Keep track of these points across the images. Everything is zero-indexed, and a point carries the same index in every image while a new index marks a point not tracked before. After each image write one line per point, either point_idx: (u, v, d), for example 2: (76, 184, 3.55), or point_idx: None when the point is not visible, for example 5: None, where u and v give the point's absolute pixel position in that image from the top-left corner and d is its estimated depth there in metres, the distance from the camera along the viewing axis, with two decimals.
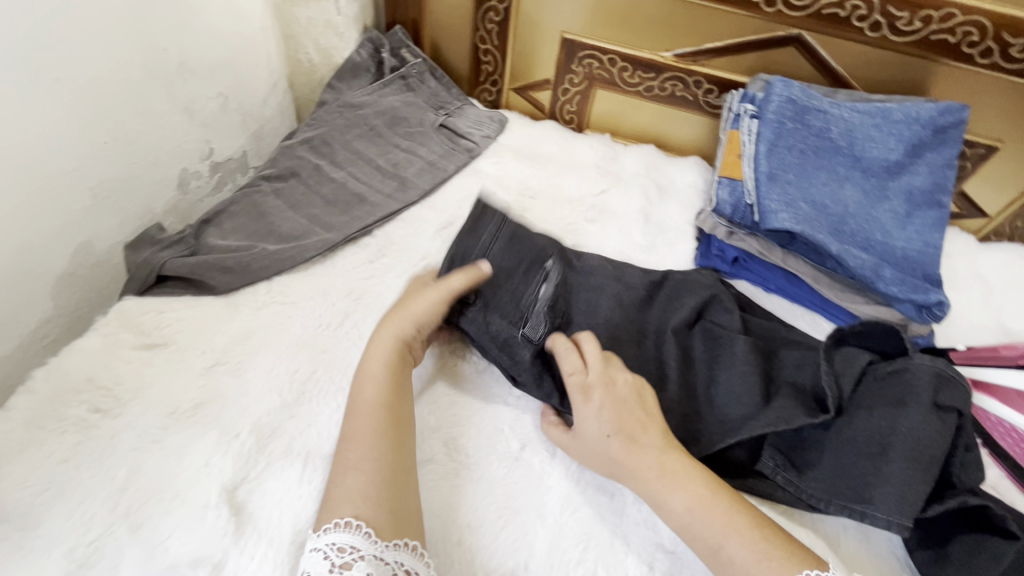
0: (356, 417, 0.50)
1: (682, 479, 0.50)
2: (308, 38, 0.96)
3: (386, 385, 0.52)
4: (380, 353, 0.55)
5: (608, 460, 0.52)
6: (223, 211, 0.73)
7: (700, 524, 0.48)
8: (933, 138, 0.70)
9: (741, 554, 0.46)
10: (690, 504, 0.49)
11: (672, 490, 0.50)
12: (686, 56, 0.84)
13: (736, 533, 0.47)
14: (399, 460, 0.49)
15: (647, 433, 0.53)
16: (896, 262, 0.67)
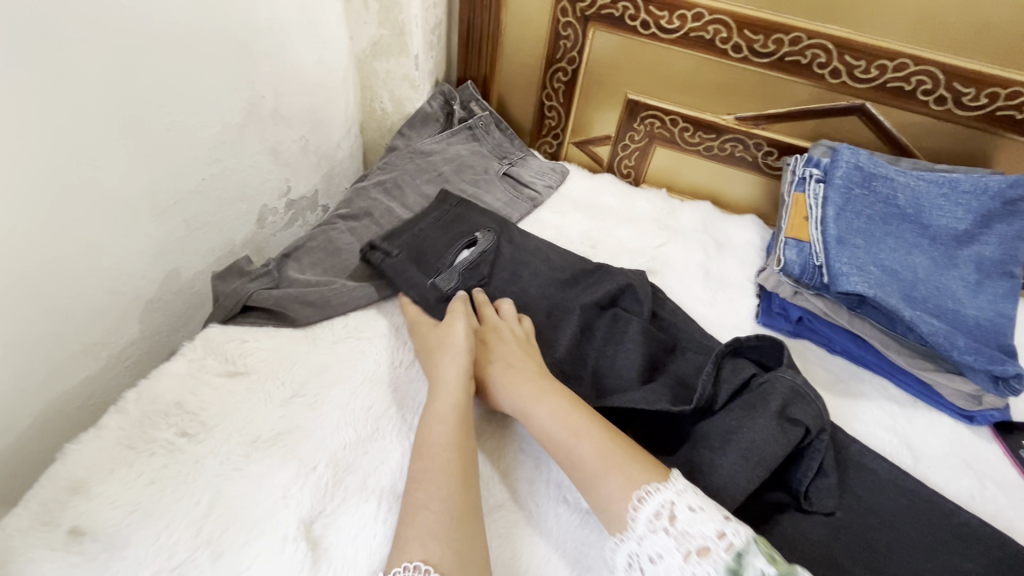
0: (426, 454, 0.51)
1: (544, 396, 0.57)
2: (384, 89, 1.02)
3: (455, 427, 0.54)
4: (449, 395, 0.57)
5: (492, 384, 0.61)
6: (302, 246, 0.77)
7: (560, 433, 0.54)
8: (1003, 211, 0.70)
9: (586, 450, 0.51)
10: (552, 416, 0.55)
11: (536, 406, 0.56)
12: (748, 120, 0.87)
13: (585, 436, 0.53)
14: (468, 504, 0.49)
15: (523, 360, 0.62)
16: (969, 330, 0.67)
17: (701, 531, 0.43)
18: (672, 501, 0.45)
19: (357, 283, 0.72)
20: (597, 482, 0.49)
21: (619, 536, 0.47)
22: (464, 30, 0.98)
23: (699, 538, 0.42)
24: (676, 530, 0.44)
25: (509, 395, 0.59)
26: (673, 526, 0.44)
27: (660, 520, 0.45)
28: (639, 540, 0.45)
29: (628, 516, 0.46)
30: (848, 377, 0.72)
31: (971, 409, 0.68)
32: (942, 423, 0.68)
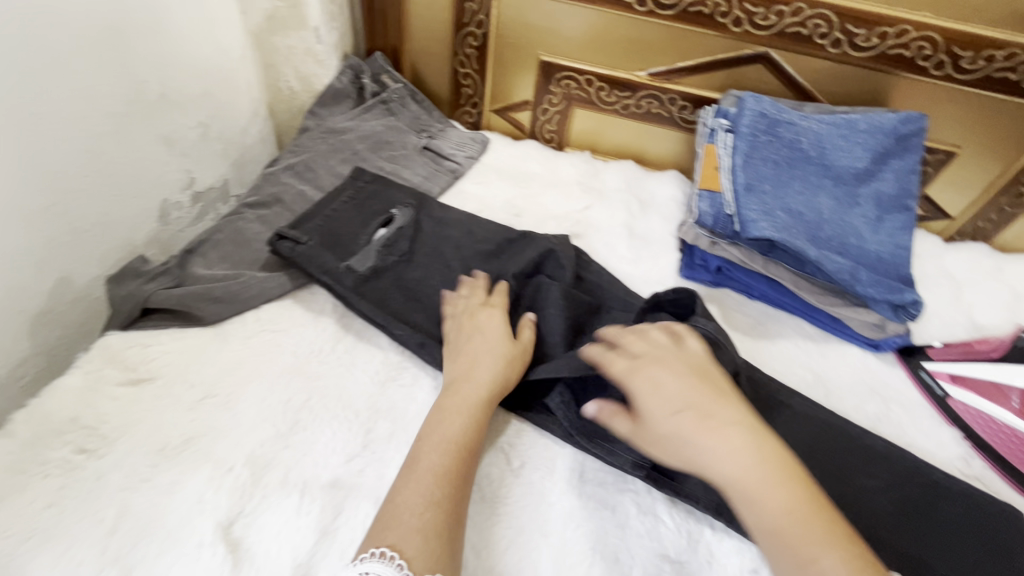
0: (425, 449, 0.51)
1: (772, 485, 0.42)
2: (288, 66, 0.96)
3: (472, 423, 0.54)
4: (458, 394, 0.56)
5: (684, 444, 0.45)
6: (207, 240, 0.73)
7: (773, 545, 0.41)
8: (897, 146, 0.74)
9: (834, 573, 0.38)
10: (780, 511, 0.41)
11: (762, 495, 0.42)
12: (661, 75, 0.87)
13: (836, 547, 0.40)
14: (462, 489, 0.50)
15: (724, 408, 0.46)
16: (870, 264, 0.70)
17: None
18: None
19: (268, 273, 0.68)
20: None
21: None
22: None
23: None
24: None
25: (729, 466, 0.43)
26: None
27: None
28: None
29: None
30: (765, 320, 0.74)
31: (877, 337, 0.71)
32: (852, 354, 0.72)
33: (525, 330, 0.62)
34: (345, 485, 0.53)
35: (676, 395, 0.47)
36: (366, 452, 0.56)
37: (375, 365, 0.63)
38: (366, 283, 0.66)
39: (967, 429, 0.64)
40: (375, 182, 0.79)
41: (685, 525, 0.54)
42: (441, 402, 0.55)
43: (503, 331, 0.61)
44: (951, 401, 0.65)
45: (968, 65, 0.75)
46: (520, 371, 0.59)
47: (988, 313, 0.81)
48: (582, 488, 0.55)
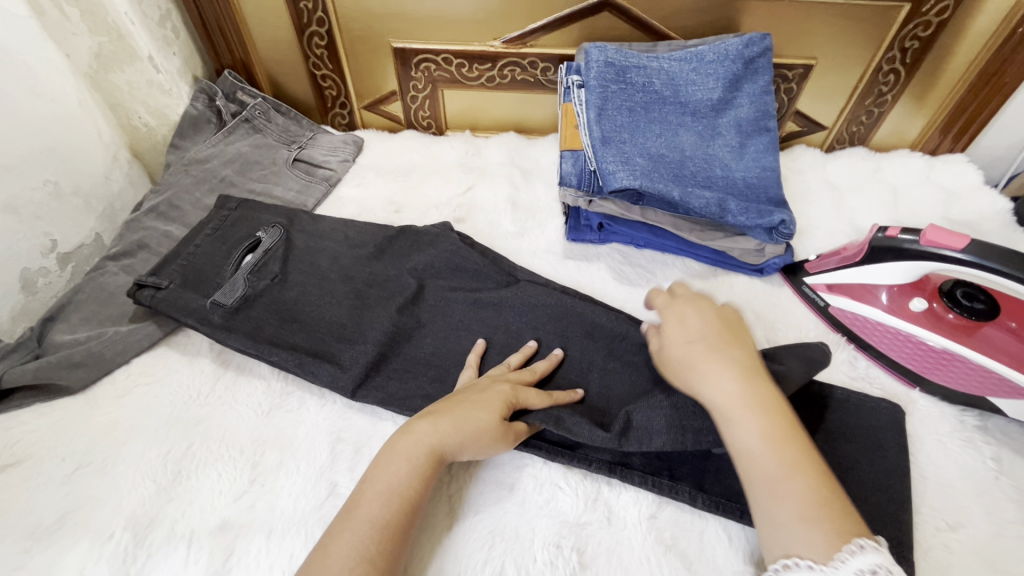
0: (368, 497, 0.47)
1: (768, 410, 0.46)
2: (136, 102, 0.92)
3: (421, 471, 0.48)
4: (413, 435, 0.50)
5: (687, 367, 0.50)
6: (68, 303, 0.69)
7: (771, 459, 0.44)
8: (746, 71, 0.73)
9: (792, 492, 0.42)
10: (761, 435, 0.45)
11: (743, 416, 0.46)
12: (514, 41, 0.84)
13: (798, 472, 0.43)
14: (405, 539, 0.46)
15: (733, 348, 0.50)
16: (739, 191, 0.70)
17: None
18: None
19: (134, 325, 0.66)
20: (787, 530, 0.41)
21: (797, 563, 0.39)
22: (195, 15, 0.87)
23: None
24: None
25: (716, 391, 0.47)
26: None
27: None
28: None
29: (833, 558, 0.38)
30: (652, 267, 0.75)
31: (759, 261, 0.73)
32: (738, 283, 0.73)
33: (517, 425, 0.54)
34: (236, 525, 0.52)
35: (683, 334, 0.53)
36: (254, 486, 0.54)
37: (258, 397, 0.61)
38: (236, 315, 0.64)
39: (850, 334, 0.66)
40: (240, 208, 0.75)
41: (582, 486, 0.55)
42: (393, 442, 0.50)
43: (498, 408, 0.53)
44: (832, 310, 0.68)
45: None
46: (479, 447, 0.51)
47: (869, 215, 0.83)
48: (478, 473, 0.56)
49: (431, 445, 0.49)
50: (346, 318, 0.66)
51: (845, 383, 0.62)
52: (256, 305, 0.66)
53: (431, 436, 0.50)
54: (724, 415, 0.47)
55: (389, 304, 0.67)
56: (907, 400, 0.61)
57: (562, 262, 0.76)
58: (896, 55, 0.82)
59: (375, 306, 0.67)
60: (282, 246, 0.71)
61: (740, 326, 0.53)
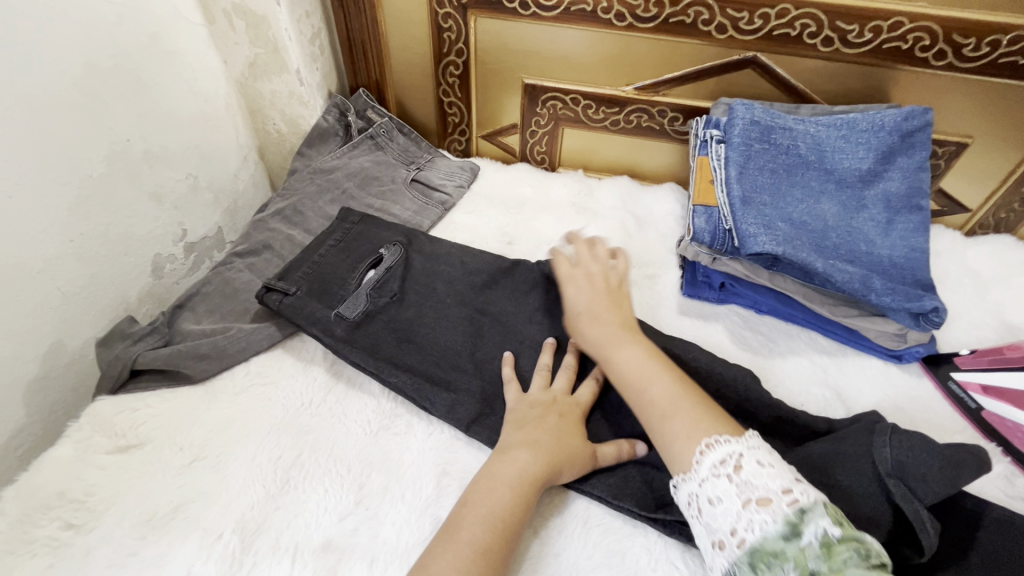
0: (469, 520, 0.47)
1: (637, 339, 0.58)
2: (274, 109, 0.95)
3: (518, 500, 0.49)
4: (511, 462, 0.51)
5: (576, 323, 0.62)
6: (196, 294, 0.72)
7: (641, 376, 0.54)
8: (902, 144, 0.69)
9: (660, 393, 0.52)
10: (634, 357, 0.56)
11: (618, 347, 0.57)
12: (648, 88, 0.84)
13: (664, 377, 0.53)
14: (504, 566, 0.46)
15: (610, 307, 0.62)
16: (884, 270, 0.66)
17: (768, 485, 0.42)
18: (740, 453, 0.45)
19: (256, 324, 0.68)
20: (659, 427, 0.50)
21: (679, 479, 0.47)
22: (343, 35, 0.91)
23: (763, 490, 0.42)
24: (740, 479, 0.43)
25: (592, 335, 0.60)
26: (738, 475, 0.44)
27: (725, 468, 0.44)
28: (700, 481, 0.45)
29: (692, 461, 0.46)
30: (775, 336, 0.71)
31: (899, 348, 0.67)
32: (872, 367, 0.67)
33: (607, 447, 0.56)
34: (339, 547, 0.51)
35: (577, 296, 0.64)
36: (359, 508, 0.53)
37: (367, 414, 0.61)
38: (357, 329, 0.65)
39: (1004, 443, 0.59)
40: (363, 222, 0.77)
41: (702, 571, 0.50)
42: (490, 467, 0.51)
43: (578, 431, 0.56)
44: (985, 414, 0.61)
45: (971, 52, 0.70)
46: (576, 468, 0.53)
47: (1021, 311, 0.75)
48: (585, 534, 0.52)
49: (535, 471, 0.50)
50: (460, 346, 0.65)
51: (1003, 500, 0.55)
52: (375, 322, 0.66)
53: (529, 465, 0.51)
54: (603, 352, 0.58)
55: (505, 343, 0.66)
56: None
57: (676, 318, 0.73)
58: None
59: (490, 340, 0.66)
60: (403, 265, 0.72)
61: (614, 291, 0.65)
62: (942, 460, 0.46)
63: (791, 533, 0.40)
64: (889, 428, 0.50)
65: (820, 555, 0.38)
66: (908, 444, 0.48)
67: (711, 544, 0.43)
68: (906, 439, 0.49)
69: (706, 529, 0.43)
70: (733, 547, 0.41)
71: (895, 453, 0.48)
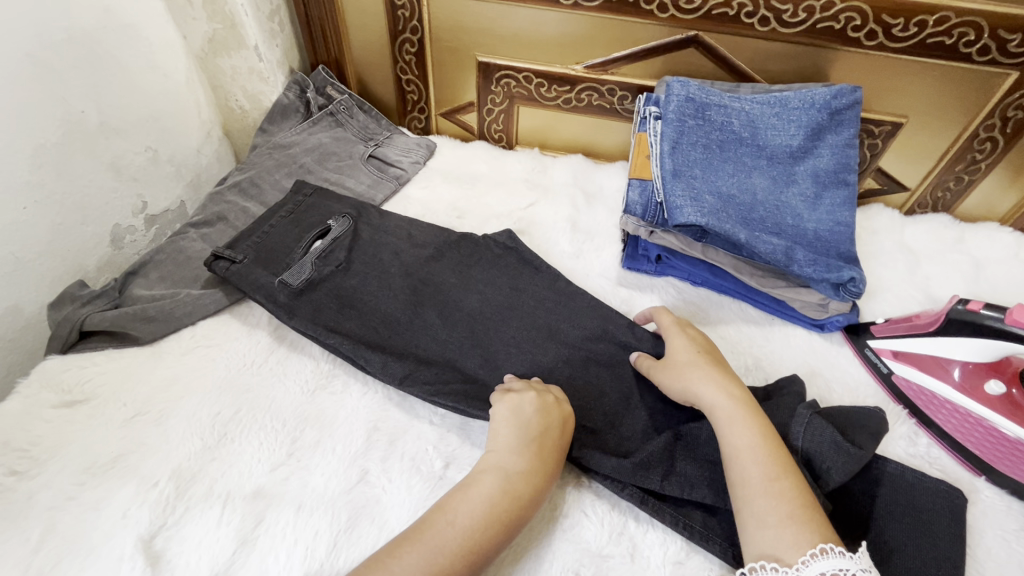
0: (440, 544, 0.45)
1: (763, 417, 0.53)
2: (235, 85, 0.97)
3: (494, 522, 0.47)
4: (498, 480, 0.50)
5: (690, 372, 0.57)
6: (149, 261, 0.74)
7: (764, 460, 0.49)
8: (831, 121, 0.72)
9: (784, 491, 0.47)
10: (756, 437, 0.51)
11: (739, 420, 0.52)
12: (596, 67, 0.86)
13: (788, 474, 0.49)
14: None
15: (728, 371, 0.58)
16: (808, 243, 0.68)
17: None
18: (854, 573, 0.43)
19: (204, 290, 0.70)
20: (777, 526, 0.46)
21: (763, 565, 0.44)
22: (301, 10, 0.93)
23: None
24: None
25: (716, 393, 0.55)
26: None
27: None
28: None
29: (797, 560, 0.44)
30: (707, 306, 0.73)
31: (821, 317, 0.70)
32: (796, 336, 0.70)
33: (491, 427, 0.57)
34: (268, 494, 0.54)
35: (688, 346, 0.60)
36: (290, 459, 0.56)
37: (305, 375, 0.64)
38: (300, 296, 0.67)
39: (911, 407, 0.63)
40: (314, 195, 0.79)
41: (609, 517, 0.54)
42: (474, 484, 0.50)
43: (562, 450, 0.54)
44: (895, 378, 0.64)
45: (901, 33, 0.72)
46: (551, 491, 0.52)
47: (946, 285, 0.78)
48: None
49: (520, 492, 0.49)
50: (399, 312, 0.68)
51: (903, 458, 0.59)
52: (319, 288, 0.69)
53: (517, 484, 0.50)
54: (721, 418, 0.53)
55: (443, 310, 0.69)
56: (971, 488, 0.57)
57: (614, 289, 0.75)
58: (997, 123, 0.77)
59: (429, 307, 0.69)
60: (350, 236, 0.74)
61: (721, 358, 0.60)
62: (843, 457, 0.51)
63: None
64: (806, 418, 0.55)
65: None
66: (819, 437, 0.53)
67: None
68: (819, 433, 0.53)
69: None
70: None
71: (804, 443, 0.53)
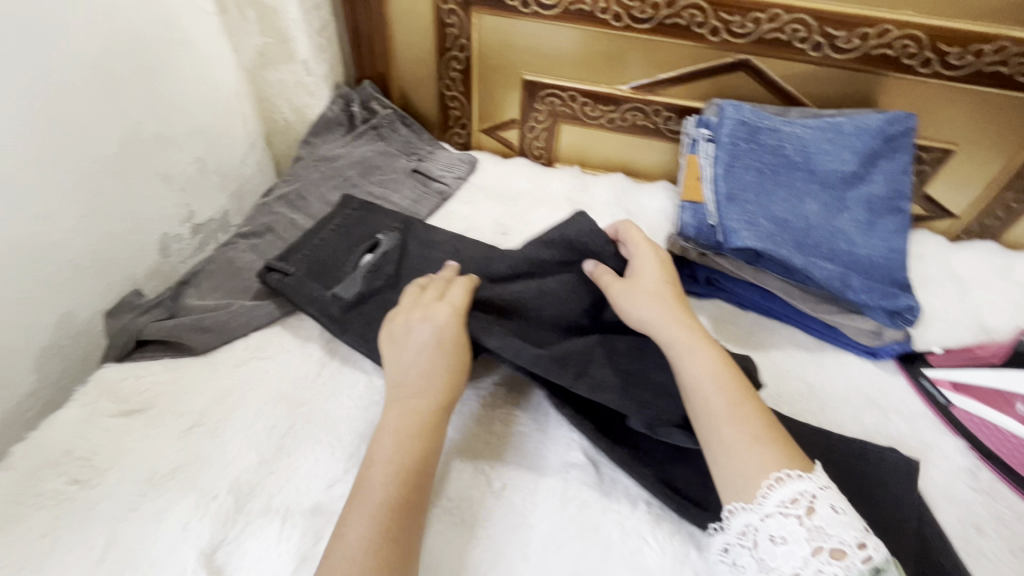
0: (377, 478, 0.49)
1: (714, 345, 0.57)
2: (282, 99, 1.00)
3: (407, 447, 0.51)
4: (396, 415, 0.54)
5: (648, 307, 0.60)
6: (200, 271, 0.75)
7: (721, 388, 0.53)
8: (885, 147, 0.72)
9: (749, 413, 0.51)
10: (710, 364, 0.55)
11: (694, 351, 0.56)
12: (643, 88, 0.87)
13: (748, 399, 0.52)
14: (417, 508, 0.49)
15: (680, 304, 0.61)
16: (863, 269, 0.68)
17: (842, 536, 0.44)
18: (813, 494, 0.46)
19: (256, 302, 0.71)
20: (744, 450, 0.49)
21: (737, 507, 0.48)
22: (351, 26, 0.95)
23: (838, 541, 0.44)
24: (811, 525, 0.45)
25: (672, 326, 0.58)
26: (809, 519, 0.45)
27: (796, 508, 0.46)
28: (764, 516, 0.46)
29: (757, 495, 0.47)
30: (757, 329, 0.73)
31: (875, 344, 0.70)
32: (849, 364, 0.69)
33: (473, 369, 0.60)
34: (327, 510, 0.54)
35: (655, 280, 0.63)
36: (347, 476, 0.56)
37: (359, 389, 0.64)
38: (351, 311, 0.67)
39: (971, 439, 0.62)
40: (361, 209, 0.80)
41: (671, 545, 0.53)
42: (385, 423, 0.54)
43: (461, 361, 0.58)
44: (953, 409, 0.64)
45: (955, 61, 0.72)
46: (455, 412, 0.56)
47: (999, 315, 0.77)
48: (559, 504, 0.55)
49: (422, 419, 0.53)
50: None
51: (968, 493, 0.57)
52: (368, 304, 0.68)
53: (424, 408, 0.54)
54: (675, 350, 0.57)
55: None
56: None
57: None
58: None
59: None
60: (396, 252, 0.74)
61: (680, 296, 0.63)
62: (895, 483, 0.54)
63: None
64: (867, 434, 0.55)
65: None
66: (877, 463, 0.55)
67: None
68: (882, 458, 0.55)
69: (761, 566, 0.46)
70: None
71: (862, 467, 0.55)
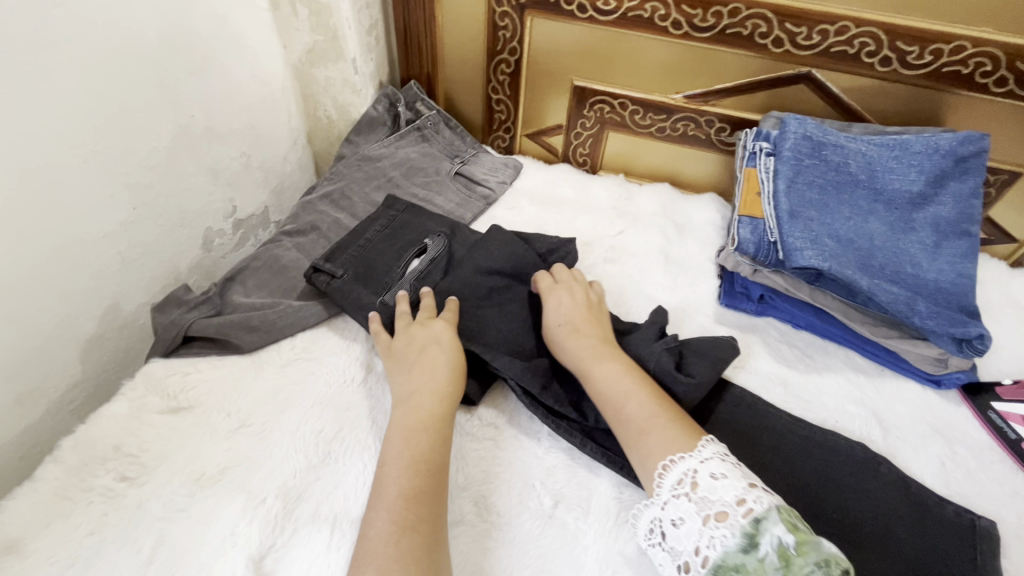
0: (391, 474, 0.49)
1: (610, 359, 0.57)
2: (326, 95, 0.98)
3: (425, 440, 0.51)
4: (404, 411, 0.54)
5: (553, 335, 0.62)
6: (245, 268, 0.75)
7: (616, 397, 0.54)
8: (955, 168, 0.69)
9: (634, 413, 0.52)
10: (610, 375, 0.56)
11: (590, 367, 0.57)
12: (697, 97, 0.85)
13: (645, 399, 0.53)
14: (438, 500, 0.48)
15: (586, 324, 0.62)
16: (929, 294, 0.65)
17: (722, 498, 0.43)
18: (694, 469, 0.46)
19: (303, 303, 0.69)
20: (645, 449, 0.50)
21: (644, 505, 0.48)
22: (400, 26, 0.94)
23: (719, 504, 0.43)
24: (698, 497, 0.44)
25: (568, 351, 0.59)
26: (694, 493, 0.44)
27: (682, 487, 0.45)
28: (662, 505, 0.46)
29: (653, 485, 0.47)
30: (812, 351, 0.70)
31: (937, 372, 0.67)
32: (910, 391, 0.67)
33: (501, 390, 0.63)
34: None
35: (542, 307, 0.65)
36: None
37: None
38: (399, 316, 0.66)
39: None
40: (407, 211, 0.79)
41: None
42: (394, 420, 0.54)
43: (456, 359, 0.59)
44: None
45: None
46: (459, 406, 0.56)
47: None
48: (614, 526, 0.53)
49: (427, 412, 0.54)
50: None
51: None
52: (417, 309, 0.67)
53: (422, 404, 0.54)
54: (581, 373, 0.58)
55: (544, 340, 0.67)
56: None
57: (713, 326, 0.73)
58: None
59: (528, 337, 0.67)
60: (444, 257, 0.73)
61: (595, 305, 0.65)
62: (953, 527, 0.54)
63: (748, 546, 0.41)
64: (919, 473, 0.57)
65: (779, 567, 0.39)
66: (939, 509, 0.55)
67: (679, 569, 0.44)
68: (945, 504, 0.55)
69: (671, 554, 0.44)
70: (697, 567, 0.42)
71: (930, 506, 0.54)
